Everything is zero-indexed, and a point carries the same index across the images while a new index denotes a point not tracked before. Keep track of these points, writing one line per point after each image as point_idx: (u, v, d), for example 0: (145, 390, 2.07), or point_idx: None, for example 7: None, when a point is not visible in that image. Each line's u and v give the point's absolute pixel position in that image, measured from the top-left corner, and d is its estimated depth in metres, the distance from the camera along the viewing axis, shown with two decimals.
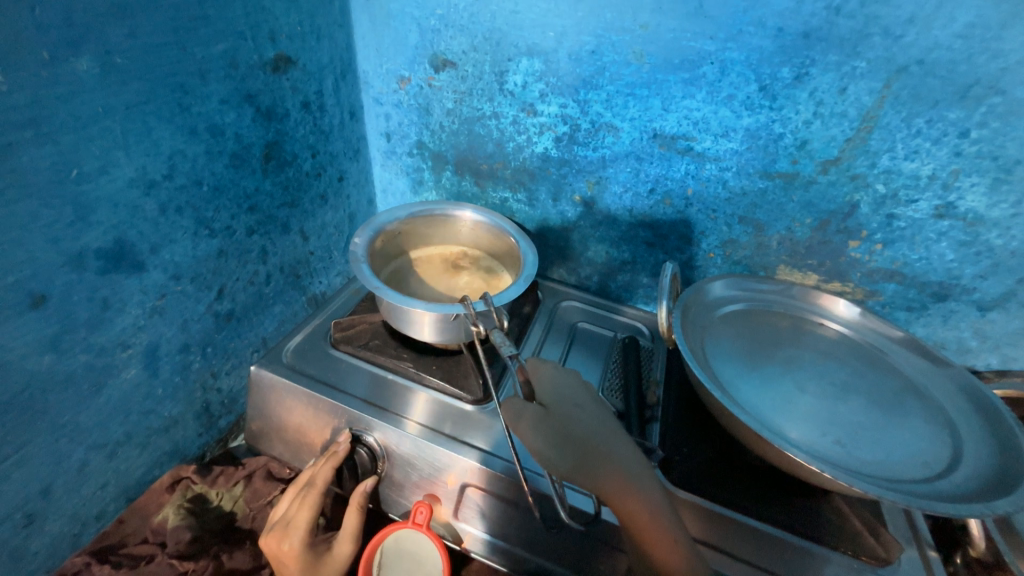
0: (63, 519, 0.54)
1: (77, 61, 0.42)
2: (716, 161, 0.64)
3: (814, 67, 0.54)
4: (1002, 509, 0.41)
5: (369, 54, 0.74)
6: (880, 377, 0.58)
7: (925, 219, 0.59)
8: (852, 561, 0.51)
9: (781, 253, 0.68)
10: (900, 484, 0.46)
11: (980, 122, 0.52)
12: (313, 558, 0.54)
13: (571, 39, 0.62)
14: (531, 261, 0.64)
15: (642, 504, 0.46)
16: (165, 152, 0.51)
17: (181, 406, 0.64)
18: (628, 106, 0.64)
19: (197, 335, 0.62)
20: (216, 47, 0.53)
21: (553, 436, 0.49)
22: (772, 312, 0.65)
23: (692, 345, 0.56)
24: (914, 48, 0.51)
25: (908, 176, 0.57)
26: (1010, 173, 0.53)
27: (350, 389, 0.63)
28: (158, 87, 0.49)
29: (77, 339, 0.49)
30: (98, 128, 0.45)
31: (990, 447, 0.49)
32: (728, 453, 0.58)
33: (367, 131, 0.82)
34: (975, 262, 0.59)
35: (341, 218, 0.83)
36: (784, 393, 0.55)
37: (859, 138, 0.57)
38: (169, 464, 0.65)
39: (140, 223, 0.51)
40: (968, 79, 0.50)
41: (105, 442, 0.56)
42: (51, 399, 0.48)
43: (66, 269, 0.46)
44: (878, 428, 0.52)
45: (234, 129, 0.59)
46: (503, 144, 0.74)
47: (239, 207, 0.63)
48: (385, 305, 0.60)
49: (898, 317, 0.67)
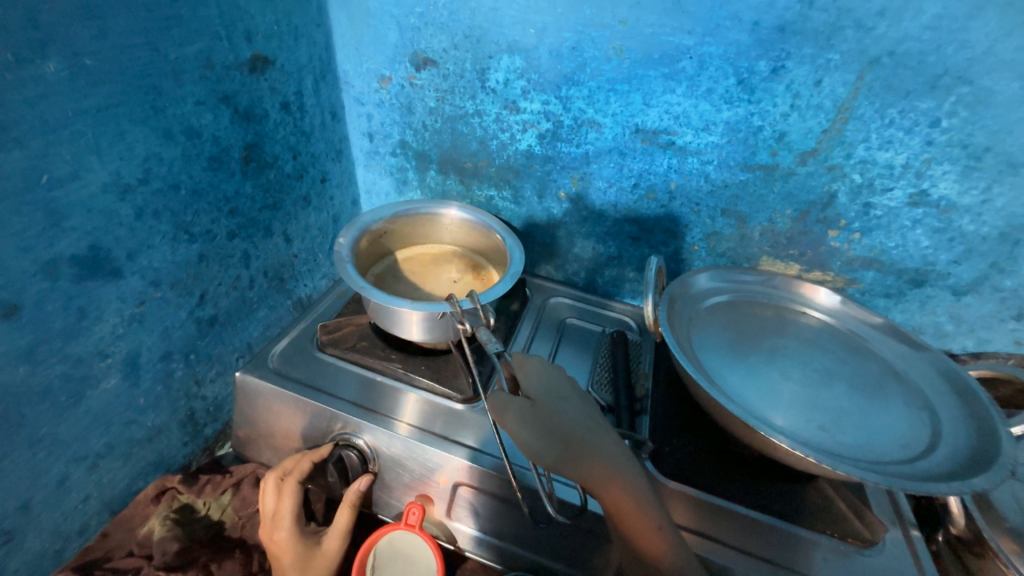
0: (43, 535, 0.53)
1: (44, 63, 0.41)
2: (698, 155, 0.65)
3: (790, 59, 0.55)
4: (979, 487, 0.42)
5: (348, 53, 0.73)
6: (861, 363, 0.59)
7: (900, 207, 0.60)
8: (840, 543, 0.52)
9: (764, 244, 0.69)
10: (883, 466, 0.47)
11: (950, 111, 0.53)
12: (306, 548, 0.55)
13: (551, 36, 0.62)
14: (518, 258, 0.64)
15: (626, 493, 0.46)
16: (140, 155, 0.50)
17: (164, 416, 0.62)
18: (610, 101, 0.64)
19: (179, 342, 0.61)
20: (190, 48, 0.52)
21: (540, 427, 0.49)
22: (756, 302, 0.66)
23: (679, 336, 0.57)
24: (885, 40, 0.52)
25: (883, 165, 0.58)
26: (979, 161, 0.55)
27: (338, 391, 0.62)
28: (130, 89, 0.48)
29: (52, 350, 0.48)
30: (68, 132, 0.44)
31: (966, 426, 0.50)
32: (716, 443, 0.59)
33: (349, 132, 0.81)
34: (949, 248, 0.61)
35: (325, 220, 0.83)
36: (769, 380, 0.56)
37: (835, 129, 0.58)
38: (154, 476, 0.64)
39: (116, 229, 0.50)
40: (937, 69, 0.52)
41: (86, 455, 0.55)
42: (27, 412, 0.47)
43: (38, 278, 0.45)
44: (861, 412, 0.53)
45: (211, 131, 0.58)
46: (487, 142, 0.74)
47: (220, 210, 0.62)
48: (372, 305, 0.59)
49: (877, 303, 0.69)
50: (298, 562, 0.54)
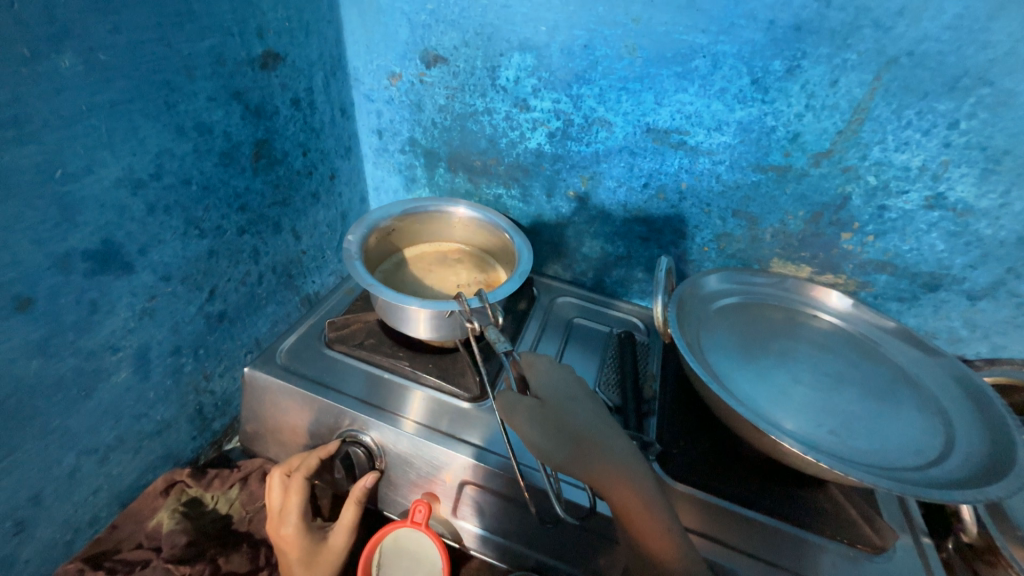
0: (53, 526, 0.53)
1: (59, 58, 0.41)
2: (710, 155, 0.64)
3: (806, 59, 0.55)
4: (994, 495, 0.41)
5: (358, 50, 0.73)
6: (873, 367, 0.58)
7: (916, 210, 0.59)
8: (848, 549, 0.52)
9: (775, 246, 0.69)
10: (896, 472, 0.46)
11: (969, 113, 0.52)
12: (312, 544, 0.55)
13: (563, 33, 0.62)
14: (526, 257, 0.64)
15: (635, 494, 0.46)
16: (152, 151, 0.50)
17: (173, 410, 0.63)
18: (621, 100, 0.64)
19: (189, 337, 0.62)
20: (203, 43, 0.52)
21: (549, 427, 0.49)
22: (766, 304, 0.65)
23: (688, 338, 0.56)
24: (904, 40, 0.51)
25: (899, 167, 0.57)
26: (998, 164, 0.54)
27: (346, 388, 0.62)
28: (143, 85, 0.48)
29: (64, 343, 0.48)
30: (81, 126, 0.44)
31: (980, 433, 0.50)
32: (725, 446, 0.59)
33: (358, 128, 0.81)
34: (965, 252, 0.60)
35: (334, 217, 0.83)
36: (780, 384, 0.55)
37: (851, 130, 0.57)
38: (164, 469, 0.65)
39: (128, 223, 0.50)
40: (957, 70, 0.51)
41: (96, 447, 0.55)
42: (39, 404, 0.48)
43: (51, 272, 0.45)
44: (873, 417, 0.53)
45: (222, 127, 0.58)
46: (496, 140, 0.74)
47: (230, 206, 0.62)
48: (380, 303, 0.59)
49: (890, 307, 0.68)
50: (304, 557, 0.55)
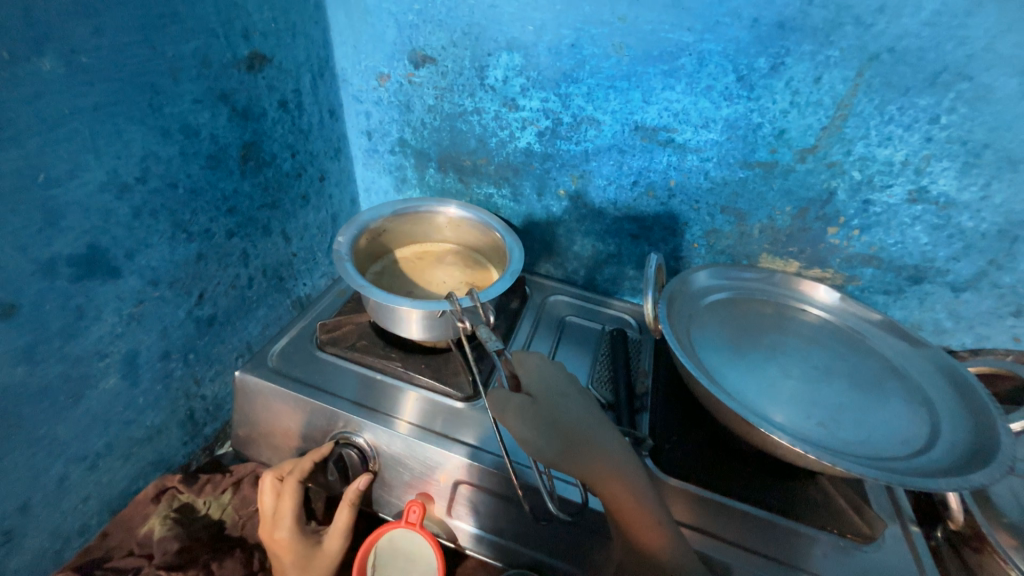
0: (43, 535, 0.53)
1: (40, 60, 0.40)
2: (697, 152, 0.65)
3: (790, 56, 0.55)
4: (979, 482, 0.42)
5: (346, 51, 0.73)
6: (860, 360, 0.59)
7: (900, 204, 0.60)
8: (839, 539, 0.52)
9: (763, 241, 0.69)
10: (884, 462, 0.47)
11: (949, 108, 0.53)
12: (306, 547, 0.55)
13: (550, 33, 0.62)
14: (517, 256, 0.64)
15: (626, 488, 0.46)
16: (137, 153, 0.50)
17: (164, 415, 0.62)
18: (609, 98, 0.64)
19: (178, 341, 0.61)
20: (188, 45, 0.52)
21: (541, 424, 0.49)
22: (755, 299, 0.66)
23: (679, 334, 0.57)
24: (885, 36, 0.52)
25: (882, 162, 0.58)
26: (978, 157, 0.55)
27: (338, 390, 0.62)
28: (128, 87, 0.47)
29: (51, 349, 0.48)
30: (65, 130, 0.43)
31: (965, 422, 0.50)
32: (717, 441, 0.59)
33: (347, 130, 0.81)
34: (948, 244, 0.61)
35: (324, 219, 0.83)
36: (769, 378, 0.56)
37: (835, 126, 0.58)
38: (154, 475, 0.64)
39: (114, 228, 0.50)
40: (936, 65, 0.52)
41: (85, 454, 0.54)
42: (26, 411, 0.47)
43: (36, 277, 0.44)
44: (861, 408, 0.53)
45: (209, 129, 0.57)
46: (486, 140, 0.74)
47: (218, 209, 0.61)
48: (372, 304, 0.59)
49: (877, 300, 0.69)
50: (299, 560, 0.54)
